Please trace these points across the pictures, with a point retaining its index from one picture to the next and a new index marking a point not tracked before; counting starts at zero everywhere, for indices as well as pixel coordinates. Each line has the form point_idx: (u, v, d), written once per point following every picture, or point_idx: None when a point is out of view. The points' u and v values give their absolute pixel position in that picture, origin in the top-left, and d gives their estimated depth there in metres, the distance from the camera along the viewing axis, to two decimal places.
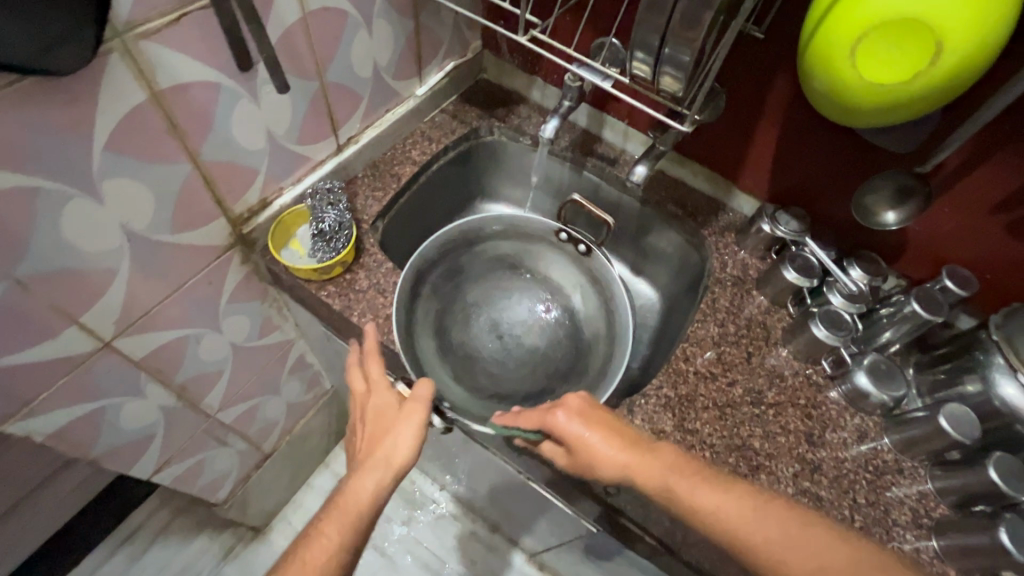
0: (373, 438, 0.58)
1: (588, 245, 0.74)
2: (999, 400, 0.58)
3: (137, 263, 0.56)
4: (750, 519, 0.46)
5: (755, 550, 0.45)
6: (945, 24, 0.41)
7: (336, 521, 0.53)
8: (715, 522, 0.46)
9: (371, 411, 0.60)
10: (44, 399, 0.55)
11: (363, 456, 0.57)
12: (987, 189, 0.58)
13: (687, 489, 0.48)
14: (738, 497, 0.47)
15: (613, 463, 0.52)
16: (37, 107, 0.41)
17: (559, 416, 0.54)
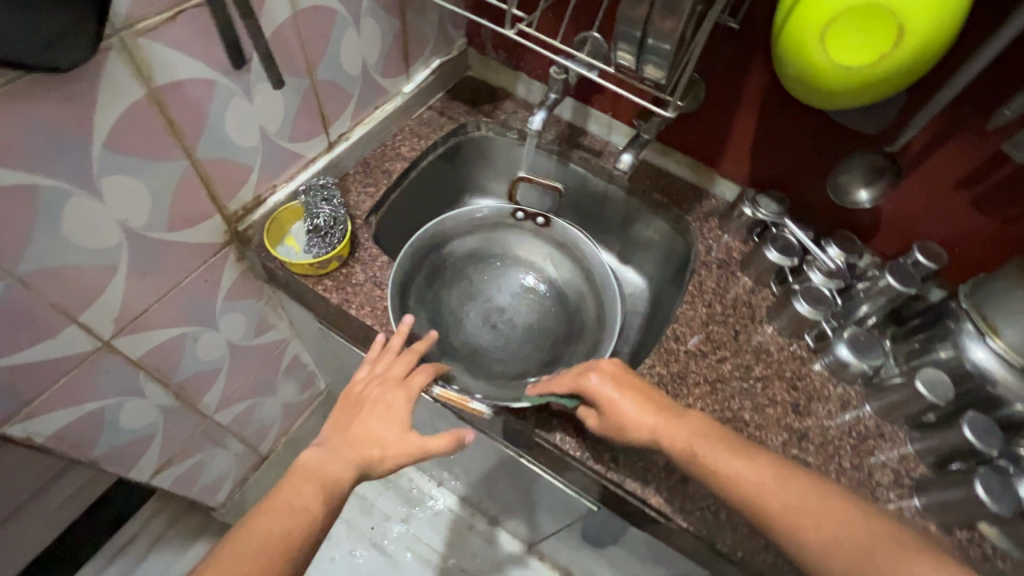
0: (373, 419, 0.56)
1: (545, 216, 0.77)
2: (971, 363, 0.62)
3: (135, 261, 0.56)
4: (773, 485, 0.48)
5: (776, 515, 0.47)
6: (905, 8, 0.44)
7: (314, 490, 0.50)
8: (741, 487, 0.49)
9: (384, 404, 0.57)
10: (45, 400, 0.55)
11: (356, 436, 0.55)
12: (952, 165, 0.62)
13: (711, 456, 0.51)
14: (761, 464, 0.50)
15: (642, 427, 0.55)
16: (39, 104, 0.41)
17: (592, 378, 0.58)
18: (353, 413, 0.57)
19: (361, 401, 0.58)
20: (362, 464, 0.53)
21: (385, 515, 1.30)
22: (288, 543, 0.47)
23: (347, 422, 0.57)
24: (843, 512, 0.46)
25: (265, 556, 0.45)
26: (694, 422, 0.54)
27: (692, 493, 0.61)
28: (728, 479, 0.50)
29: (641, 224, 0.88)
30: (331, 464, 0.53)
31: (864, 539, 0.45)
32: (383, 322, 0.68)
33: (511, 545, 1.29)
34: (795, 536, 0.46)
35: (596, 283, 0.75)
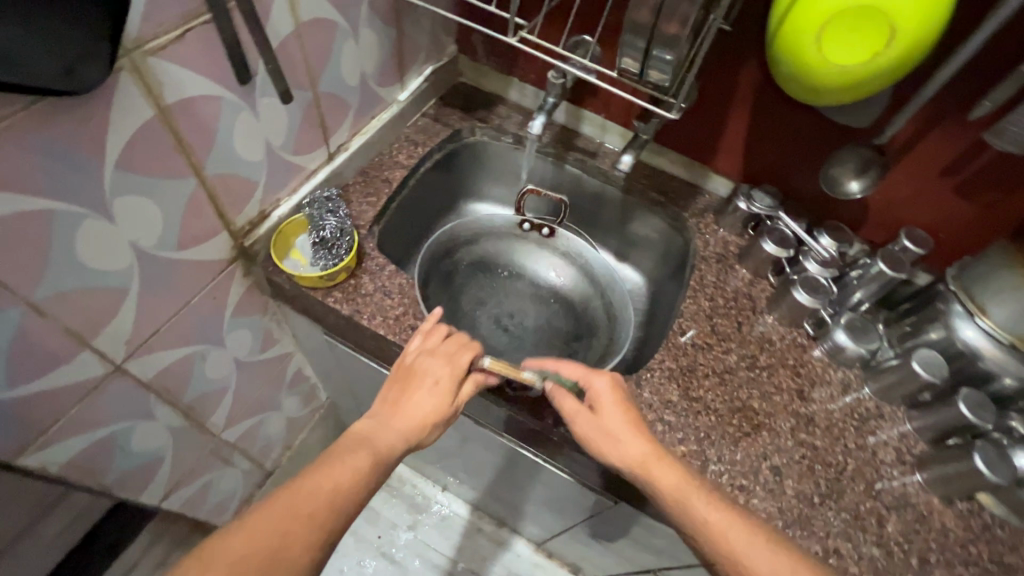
0: (422, 396, 0.57)
1: (551, 226, 0.80)
2: (962, 343, 0.65)
3: (146, 281, 0.55)
4: (754, 546, 0.48)
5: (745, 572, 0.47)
6: (898, 10, 0.46)
7: (364, 455, 0.50)
8: (716, 534, 0.49)
9: (433, 385, 0.57)
10: (59, 428, 0.54)
11: (405, 411, 0.56)
12: (936, 155, 0.65)
13: (702, 505, 0.51)
14: (745, 523, 0.49)
15: (626, 447, 0.55)
16: (53, 128, 0.41)
17: (597, 378, 0.60)
18: (403, 386, 0.58)
19: (410, 376, 0.58)
20: (409, 437, 0.54)
21: (391, 524, 1.30)
22: (337, 499, 0.46)
23: (395, 396, 0.57)
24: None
25: (316, 515, 0.44)
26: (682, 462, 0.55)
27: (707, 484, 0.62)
28: (707, 526, 0.49)
29: (636, 223, 0.90)
30: (382, 436, 0.53)
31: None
32: (395, 330, 0.68)
33: (519, 545, 1.30)
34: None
35: (601, 284, 0.78)
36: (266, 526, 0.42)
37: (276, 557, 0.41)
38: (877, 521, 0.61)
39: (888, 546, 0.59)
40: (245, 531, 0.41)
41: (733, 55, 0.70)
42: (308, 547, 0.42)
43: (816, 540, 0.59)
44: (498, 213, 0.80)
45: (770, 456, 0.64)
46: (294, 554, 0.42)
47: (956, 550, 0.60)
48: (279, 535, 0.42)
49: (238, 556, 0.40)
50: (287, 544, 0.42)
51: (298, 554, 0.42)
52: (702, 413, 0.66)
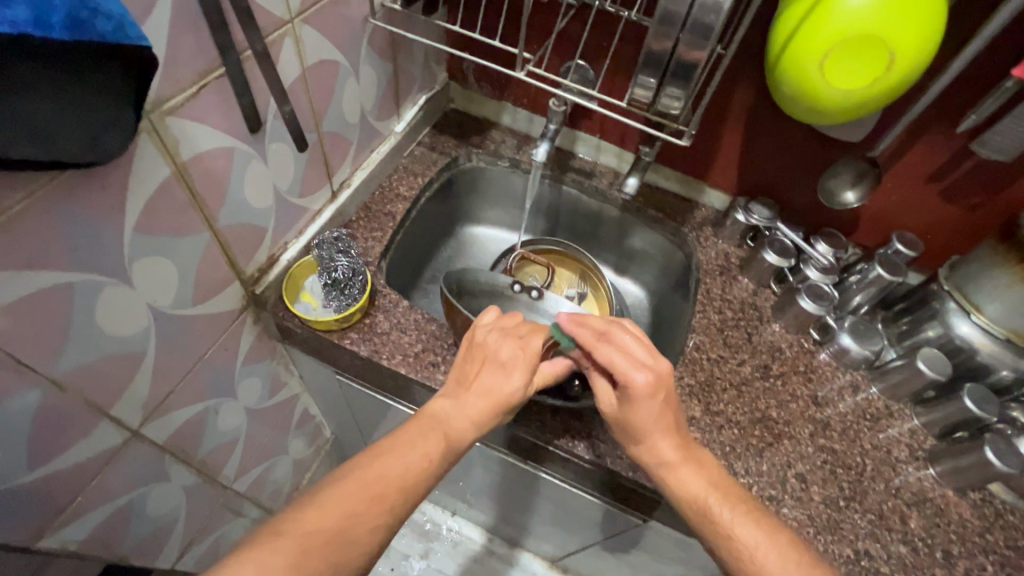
0: (495, 376, 0.56)
1: (539, 290, 0.75)
2: (958, 338, 0.69)
3: (162, 342, 0.53)
4: (776, 548, 0.47)
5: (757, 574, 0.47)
6: (895, 38, 0.49)
7: (438, 439, 0.51)
8: (732, 532, 0.49)
9: (505, 367, 0.57)
10: (78, 504, 0.51)
11: (475, 390, 0.55)
12: (922, 163, 0.69)
13: (731, 522, 0.49)
14: (770, 526, 0.49)
15: (651, 444, 0.54)
16: (75, 199, 0.39)
17: (635, 371, 0.53)
18: (475, 364, 0.58)
19: (483, 356, 0.58)
20: (478, 424, 0.54)
21: (402, 555, 1.29)
22: (404, 487, 0.47)
23: (465, 377, 0.57)
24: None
25: (386, 496, 0.45)
26: (704, 464, 0.54)
27: None
28: (730, 528, 0.49)
29: (635, 238, 0.92)
30: (453, 419, 0.53)
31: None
32: (415, 367, 0.67)
33: (534, 565, 1.29)
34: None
35: None
36: (333, 508, 0.43)
37: (342, 534, 0.42)
38: (899, 518, 0.63)
39: (913, 542, 0.62)
40: (317, 506, 0.43)
41: (728, 76, 0.72)
42: (373, 525, 0.44)
43: (846, 544, 0.61)
44: (488, 271, 0.74)
45: (794, 464, 0.66)
46: (359, 532, 0.43)
47: (974, 540, 0.63)
48: (345, 516, 0.43)
49: (310, 527, 0.41)
50: (351, 525, 0.43)
51: (361, 534, 0.43)
52: (725, 426, 0.67)
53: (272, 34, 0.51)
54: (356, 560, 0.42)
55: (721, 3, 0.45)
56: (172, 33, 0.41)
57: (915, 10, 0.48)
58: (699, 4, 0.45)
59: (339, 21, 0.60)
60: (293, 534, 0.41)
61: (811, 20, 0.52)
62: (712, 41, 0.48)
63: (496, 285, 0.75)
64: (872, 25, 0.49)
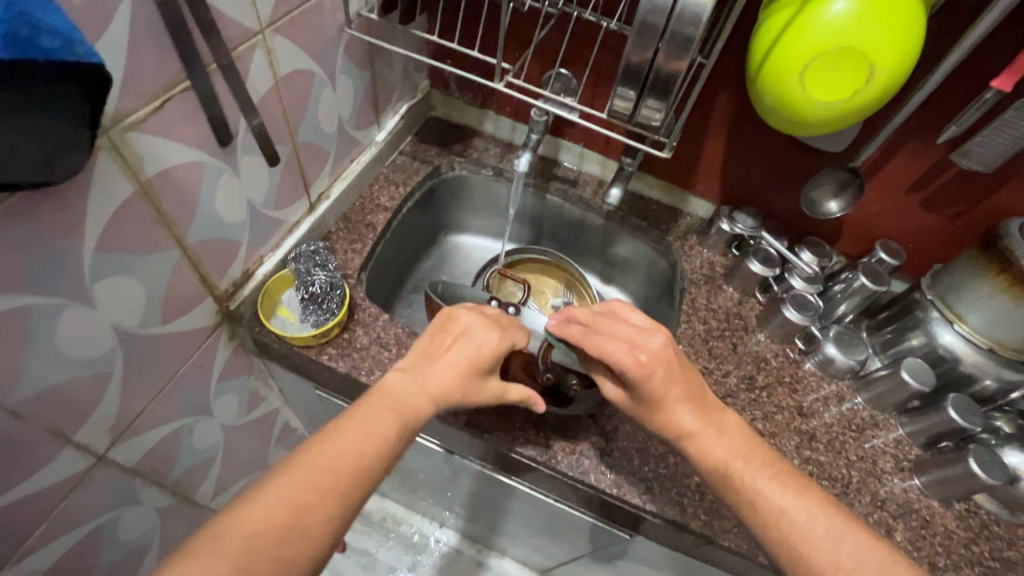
0: (463, 351, 0.57)
1: (517, 306, 0.71)
2: (943, 348, 0.69)
3: (129, 363, 0.51)
4: (806, 508, 0.47)
5: (786, 534, 0.46)
6: (875, 49, 0.49)
7: (393, 416, 0.50)
8: (760, 496, 0.48)
9: (475, 345, 0.57)
10: (40, 533, 0.49)
11: (442, 363, 0.55)
12: (905, 172, 0.68)
13: (755, 483, 0.49)
14: (795, 487, 0.48)
15: (673, 415, 0.53)
16: (29, 220, 0.37)
17: (624, 356, 0.52)
18: (448, 341, 0.57)
19: (457, 332, 0.58)
20: (438, 401, 0.53)
21: (389, 568, 1.27)
22: (357, 469, 0.45)
23: (433, 352, 0.57)
24: (868, 547, 0.45)
25: (337, 483, 0.44)
26: (729, 428, 0.53)
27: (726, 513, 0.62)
28: (758, 491, 0.48)
29: (620, 246, 0.91)
30: (411, 393, 0.52)
31: (875, 574, 0.43)
32: None
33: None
34: (798, 555, 0.45)
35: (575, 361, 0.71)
36: (283, 495, 0.41)
37: (291, 528, 0.41)
38: (885, 531, 0.63)
39: None
40: (261, 502, 0.41)
41: (710, 85, 0.72)
42: (324, 515, 0.42)
43: None
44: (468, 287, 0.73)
45: None
46: (308, 526, 0.41)
47: (961, 552, 0.62)
48: (293, 508, 0.41)
49: (254, 527, 0.40)
50: (302, 517, 0.41)
51: (311, 526, 0.41)
52: None
53: (241, 45, 0.50)
54: (308, 555, 0.41)
55: (700, 15, 0.44)
56: (133, 47, 0.40)
57: (893, 22, 0.48)
58: (678, 16, 0.45)
59: (313, 31, 0.59)
60: (238, 535, 0.39)
61: (791, 32, 0.52)
62: (692, 52, 0.47)
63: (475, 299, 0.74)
64: (852, 36, 0.49)
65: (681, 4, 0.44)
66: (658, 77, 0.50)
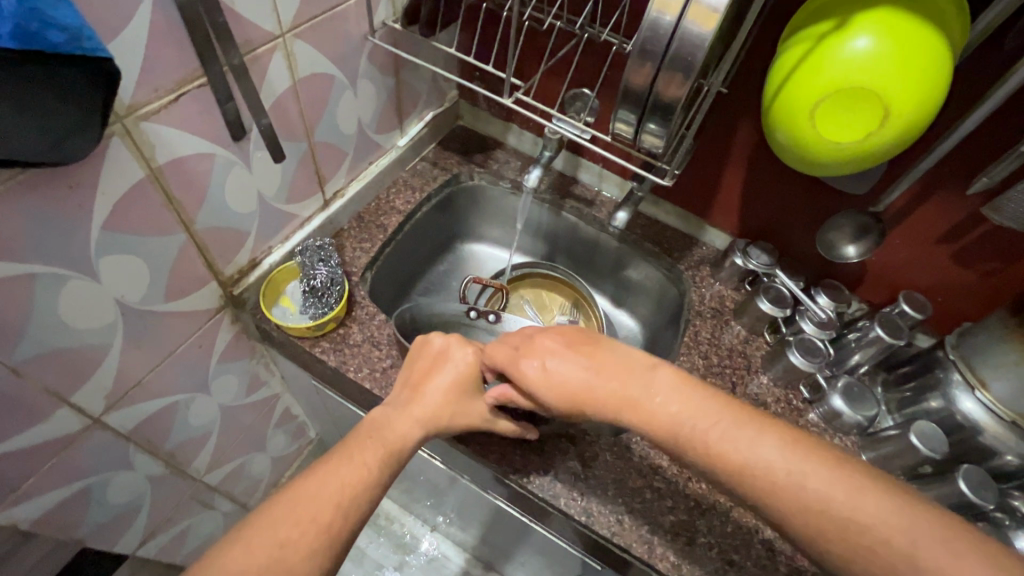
0: (442, 377, 0.57)
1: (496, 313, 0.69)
2: (961, 415, 0.63)
3: (129, 335, 0.54)
4: (762, 453, 0.42)
5: (756, 492, 0.41)
6: (891, 91, 0.46)
7: (376, 448, 0.51)
8: (715, 457, 0.43)
9: (454, 365, 0.58)
10: (32, 483, 0.53)
11: (425, 396, 0.56)
12: (934, 223, 0.64)
13: (707, 437, 0.44)
14: (748, 435, 0.43)
15: (614, 394, 0.48)
16: (40, 196, 0.40)
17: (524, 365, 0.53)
18: (427, 366, 0.59)
19: (434, 356, 0.59)
20: (424, 424, 0.55)
21: (377, 564, 1.28)
22: (342, 501, 0.46)
23: (416, 379, 0.58)
24: (835, 480, 0.39)
25: (322, 519, 0.44)
26: (655, 378, 0.48)
27: (700, 556, 0.59)
28: (710, 451, 0.43)
29: (632, 270, 0.89)
30: (398, 423, 0.54)
31: (848, 509, 0.38)
32: (381, 384, 0.67)
33: None
34: (774, 507, 0.40)
35: None
36: (267, 538, 0.43)
37: (278, 565, 0.42)
38: None
39: None
40: (244, 545, 0.42)
41: (731, 116, 0.70)
42: (308, 553, 0.43)
43: None
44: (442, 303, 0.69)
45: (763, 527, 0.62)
46: (292, 562, 0.42)
47: None
48: (277, 548, 0.42)
49: (231, 570, 0.41)
50: (284, 556, 0.42)
51: (294, 563, 0.42)
52: (693, 479, 0.64)
53: (259, 47, 0.52)
54: None
55: (702, 44, 0.43)
56: (151, 43, 0.43)
57: (913, 67, 0.46)
58: (678, 43, 0.44)
59: (335, 36, 0.61)
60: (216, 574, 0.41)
61: (805, 66, 0.50)
62: (692, 81, 0.46)
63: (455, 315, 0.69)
64: (868, 75, 0.46)
65: (681, 32, 0.44)
66: (658, 103, 0.49)
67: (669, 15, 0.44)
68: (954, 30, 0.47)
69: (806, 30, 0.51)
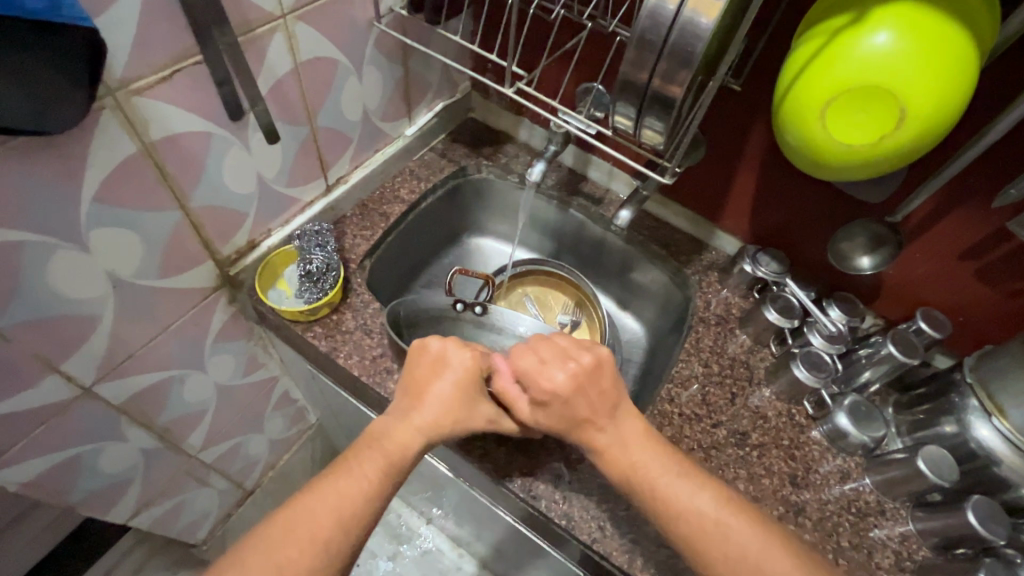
0: (442, 385, 0.55)
1: (483, 304, 0.67)
2: (975, 442, 0.59)
3: (121, 308, 0.55)
4: (687, 502, 0.48)
5: (685, 532, 0.47)
6: (907, 90, 0.43)
7: (377, 458, 0.50)
8: (658, 498, 0.49)
9: (454, 369, 0.55)
10: (22, 447, 0.54)
11: (426, 403, 0.54)
12: (957, 236, 0.60)
13: (654, 481, 0.49)
14: (690, 484, 0.49)
15: (591, 431, 0.53)
16: (27, 162, 0.41)
17: (558, 373, 0.54)
18: (425, 373, 0.56)
19: (431, 362, 0.56)
20: (426, 433, 0.52)
21: (371, 553, 1.29)
22: (340, 518, 0.46)
23: (415, 386, 0.55)
24: (756, 539, 0.46)
25: (320, 536, 0.45)
26: (627, 423, 0.53)
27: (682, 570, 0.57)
28: (655, 493, 0.49)
29: (639, 272, 0.86)
30: (400, 432, 0.52)
31: (757, 559, 0.45)
32: (370, 372, 0.67)
33: None
34: (695, 548, 0.47)
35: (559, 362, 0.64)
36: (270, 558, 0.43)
37: None
38: None
39: None
40: (240, 563, 0.43)
41: (744, 116, 0.67)
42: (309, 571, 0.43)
43: None
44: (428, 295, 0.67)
45: None
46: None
47: None
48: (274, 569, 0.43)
49: None
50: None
51: None
52: None
53: (259, 28, 0.52)
54: None
55: (702, 34, 0.41)
56: (144, 17, 0.43)
57: (933, 65, 0.43)
58: (678, 31, 0.42)
59: (340, 21, 0.61)
60: None
61: (816, 63, 0.47)
62: (693, 72, 0.44)
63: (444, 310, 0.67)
64: (882, 74, 0.44)
65: (682, 20, 0.42)
66: (656, 96, 0.47)
67: (669, 3, 0.42)
68: (982, 25, 0.44)
69: (819, 25, 0.48)
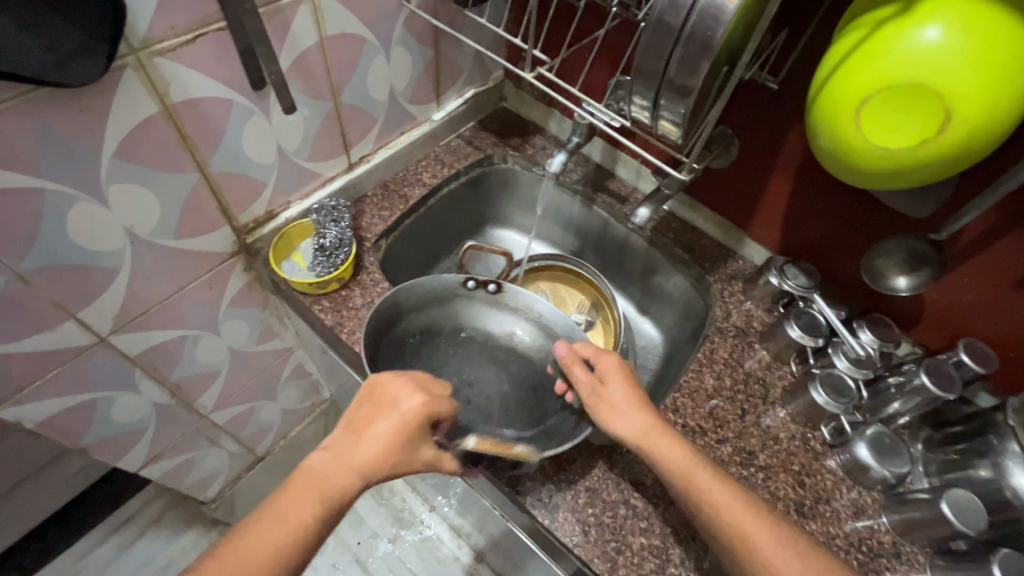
0: (387, 424, 0.51)
1: (497, 283, 0.66)
2: (1011, 490, 0.54)
3: (138, 264, 0.57)
4: (743, 518, 0.46)
5: (733, 525, 0.46)
6: (954, 90, 0.39)
7: (313, 501, 0.45)
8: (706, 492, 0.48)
9: (400, 412, 0.51)
10: (37, 387, 0.57)
11: (366, 443, 0.49)
12: (1012, 264, 0.55)
13: (701, 476, 0.49)
14: (731, 484, 0.48)
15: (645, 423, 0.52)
16: (49, 112, 0.43)
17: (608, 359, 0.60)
18: (370, 411, 0.52)
19: (379, 400, 0.52)
20: (363, 478, 0.48)
21: (373, 533, 1.31)
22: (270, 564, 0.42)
23: (357, 424, 0.51)
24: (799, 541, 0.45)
25: None
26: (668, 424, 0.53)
27: None
28: (700, 486, 0.48)
29: (660, 277, 0.83)
30: (337, 473, 0.47)
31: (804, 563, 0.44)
32: None
33: None
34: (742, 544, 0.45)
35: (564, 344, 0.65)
36: None
37: None
38: None
39: None
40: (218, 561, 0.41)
41: (780, 117, 0.63)
42: None
43: None
44: (436, 275, 0.65)
45: None
46: None
47: None
48: None
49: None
50: None
51: None
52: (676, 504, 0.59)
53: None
54: None
55: (723, 16, 0.39)
56: None
57: (986, 63, 0.38)
58: (697, 16, 0.40)
59: None
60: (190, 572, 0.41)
61: (853, 58, 0.43)
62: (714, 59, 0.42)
63: (454, 288, 0.66)
64: (926, 70, 0.40)
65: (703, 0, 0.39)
66: (672, 83, 0.44)
67: None
68: None
69: (862, 18, 0.45)
